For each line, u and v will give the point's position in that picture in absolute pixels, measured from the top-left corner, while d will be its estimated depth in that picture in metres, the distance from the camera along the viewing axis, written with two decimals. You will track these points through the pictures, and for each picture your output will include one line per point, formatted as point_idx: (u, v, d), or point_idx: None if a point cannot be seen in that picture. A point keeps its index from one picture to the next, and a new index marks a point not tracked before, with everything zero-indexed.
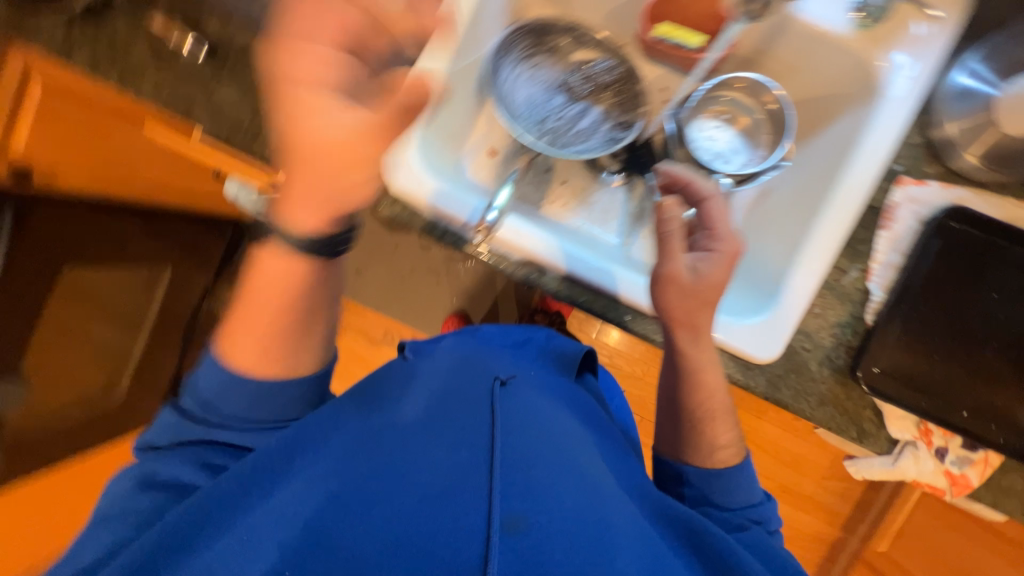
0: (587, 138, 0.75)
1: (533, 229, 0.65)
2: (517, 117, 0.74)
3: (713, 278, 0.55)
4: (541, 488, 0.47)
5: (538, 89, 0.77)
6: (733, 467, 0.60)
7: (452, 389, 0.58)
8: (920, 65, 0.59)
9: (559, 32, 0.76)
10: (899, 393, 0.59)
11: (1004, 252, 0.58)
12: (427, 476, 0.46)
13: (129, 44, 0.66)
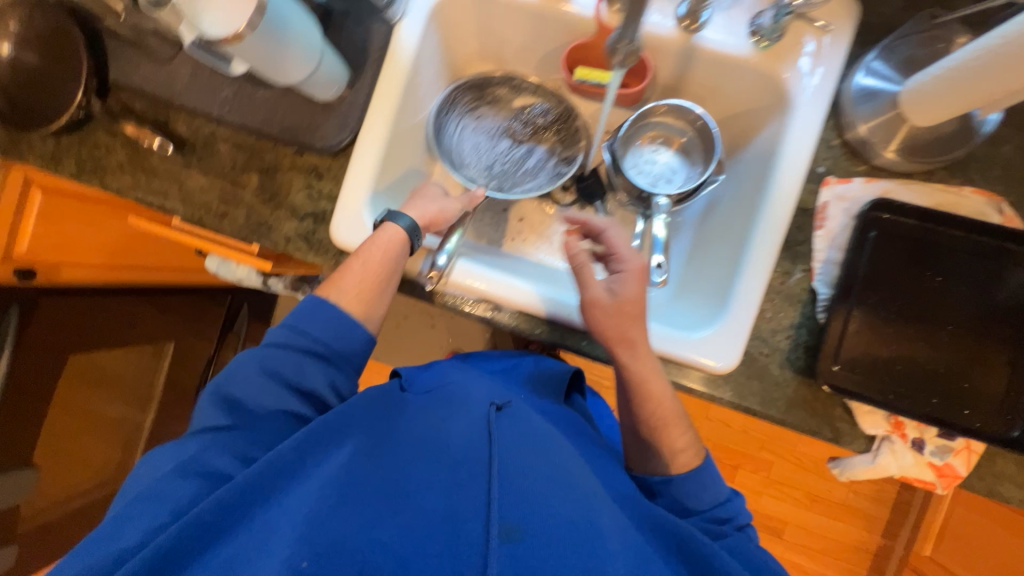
0: (534, 178, 0.78)
1: (487, 271, 0.68)
2: (464, 167, 0.78)
3: (629, 294, 0.60)
4: (537, 497, 0.50)
5: (484, 136, 0.80)
6: (697, 470, 0.61)
7: (456, 407, 0.62)
8: (823, 72, 0.63)
9: (497, 82, 0.80)
10: (864, 388, 0.59)
11: (939, 237, 0.60)
12: (427, 494, 0.49)
13: (110, 150, 0.73)
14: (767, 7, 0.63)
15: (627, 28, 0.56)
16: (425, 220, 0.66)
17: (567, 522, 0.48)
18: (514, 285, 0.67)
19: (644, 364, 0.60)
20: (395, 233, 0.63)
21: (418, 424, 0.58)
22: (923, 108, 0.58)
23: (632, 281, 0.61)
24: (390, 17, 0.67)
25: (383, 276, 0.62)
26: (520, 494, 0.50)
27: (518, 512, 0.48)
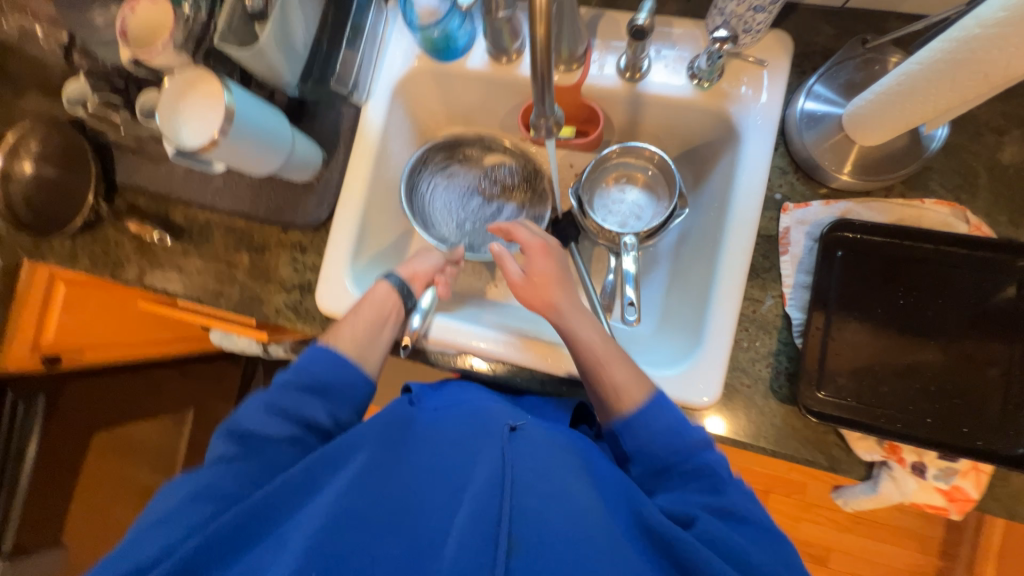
0: None
1: (462, 326, 0.70)
2: (437, 225, 0.81)
3: (534, 269, 0.66)
4: (552, 513, 0.42)
5: (457, 194, 0.83)
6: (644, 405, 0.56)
7: (463, 418, 0.54)
8: (767, 101, 0.65)
9: (470, 144, 0.84)
10: (852, 413, 0.57)
11: (908, 251, 0.59)
12: (431, 517, 0.44)
13: (119, 246, 0.80)
14: (702, 51, 0.66)
15: (546, 106, 0.51)
16: (411, 276, 0.71)
17: (584, 542, 0.40)
18: (503, 337, 0.69)
19: (578, 323, 0.62)
20: (384, 289, 0.67)
21: (426, 440, 0.52)
22: (866, 130, 0.58)
23: (536, 257, 0.67)
24: (356, 101, 0.72)
25: (379, 322, 0.66)
26: (534, 512, 0.42)
27: (527, 534, 0.41)
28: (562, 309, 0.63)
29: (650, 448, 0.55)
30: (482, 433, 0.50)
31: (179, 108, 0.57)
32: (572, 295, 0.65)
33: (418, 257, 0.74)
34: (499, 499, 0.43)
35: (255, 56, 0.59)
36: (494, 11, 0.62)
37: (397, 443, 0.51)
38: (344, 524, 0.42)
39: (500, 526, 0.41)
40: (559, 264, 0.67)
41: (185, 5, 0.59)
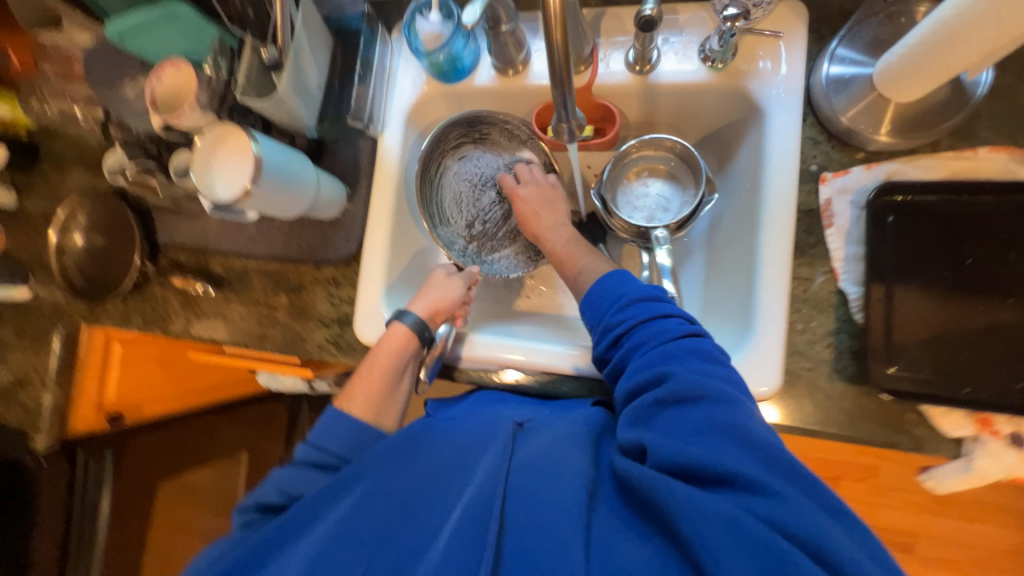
0: (508, 249, 0.81)
1: (492, 343, 0.69)
2: (447, 219, 0.78)
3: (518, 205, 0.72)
4: (537, 493, 0.47)
5: (468, 186, 0.80)
6: (598, 285, 0.61)
7: (477, 417, 0.60)
8: (787, 73, 0.62)
9: (490, 127, 0.75)
10: (930, 386, 0.54)
11: (968, 207, 0.55)
12: (433, 502, 0.49)
13: (166, 301, 0.84)
14: (712, 31, 0.64)
15: (565, 106, 0.50)
16: (432, 312, 0.68)
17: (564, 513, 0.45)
18: (539, 347, 0.68)
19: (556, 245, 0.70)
20: (400, 331, 0.67)
21: (441, 437, 0.58)
22: (901, 85, 0.55)
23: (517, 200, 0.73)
24: (373, 133, 0.74)
25: (395, 376, 0.66)
26: (522, 494, 0.47)
27: (516, 514, 0.46)
28: (543, 235, 0.71)
29: (605, 316, 0.59)
30: (490, 430, 0.56)
31: (211, 163, 0.59)
32: (555, 221, 0.71)
33: (438, 289, 0.70)
34: (493, 485, 0.49)
35: (275, 104, 0.61)
36: (498, 25, 0.63)
37: (412, 444, 0.57)
38: (359, 517, 0.49)
39: (491, 511, 0.46)
40: (546, 194, 0.72)
41: (208, 67, 0.63)
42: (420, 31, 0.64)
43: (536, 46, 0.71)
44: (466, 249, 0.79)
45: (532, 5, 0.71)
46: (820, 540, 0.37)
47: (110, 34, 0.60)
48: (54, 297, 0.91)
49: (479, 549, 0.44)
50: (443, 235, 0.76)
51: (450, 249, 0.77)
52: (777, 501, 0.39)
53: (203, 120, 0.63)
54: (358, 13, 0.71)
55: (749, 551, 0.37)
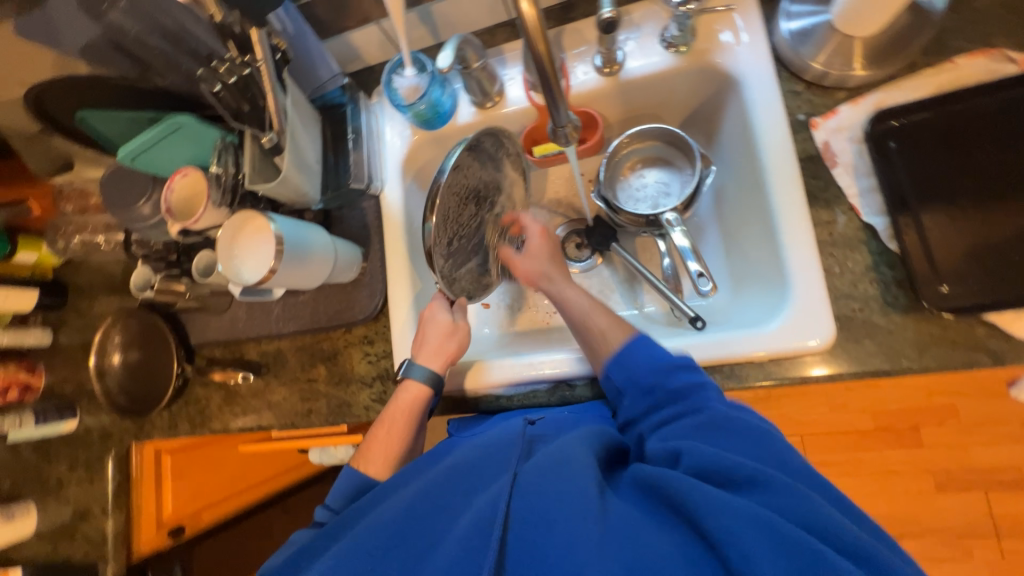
0: (469, 265, 0.68)
1: (512, 367, 0.69)
2: (438, 244, 0.59)
3: (532, 246, 0.74)
4: (551, 491, 0.44)
5: (456, 202, 0.61)
6: (625, 339, 0.60)
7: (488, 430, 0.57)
8: (750, 38, 0.65)
9: (490, 142, 0.65)
10: (989, 295, 0.52)
11: (965, 114, 0.56)
12: (442, 522, 0.46)
13: (208, 399, 0.85)
14: (667, 20, 0.68)
15: (557, 115, 0.53)
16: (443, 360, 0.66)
17: (578, 505, 0.42)
18: (560, 358, 0.67)
19: (572, 288, 0.69)
20: (414, 388, 0.65)
21: (451, 453, 0.54)
22: (861, 22, 0.57)
23: (535, 238, 0.74)
24: (374, 192, 0.77)
25: (414, 434, 0.64)
26: (533, 492, 0.44)
27: (525, 510, 0.43)
28: (556, 280, 0.70)
29: (639, 373, 0.56)
30: (501, 438, 0.53)
31: (235, 252, 0.62)
32: (563, 268, 0.72)
33: (439, 334, 0.67)
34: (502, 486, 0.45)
35: (282, 185, 0.64)
36: (469, 65, 0.67)
37: (433, 458, 0.55)
38: (363, 542, 0.46)
39: (497, 508, 0.44)
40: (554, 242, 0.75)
41: (215, 166, 0.66)
42: (399, 88, 0.69)
43: (508, 76, 0.75)
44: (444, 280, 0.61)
45: (495, 41, 0.76)
46: (847, 539, 0.37)
47: (122, 158, 0.64)
48: (100, 422, 0.92)
49: (488, 550, 0.41)
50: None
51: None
52: (800, 500, 0.39)
53: (219, 215, 0.66)
54: (338, 88, 0.74)
55: (782, 550, 0.35)
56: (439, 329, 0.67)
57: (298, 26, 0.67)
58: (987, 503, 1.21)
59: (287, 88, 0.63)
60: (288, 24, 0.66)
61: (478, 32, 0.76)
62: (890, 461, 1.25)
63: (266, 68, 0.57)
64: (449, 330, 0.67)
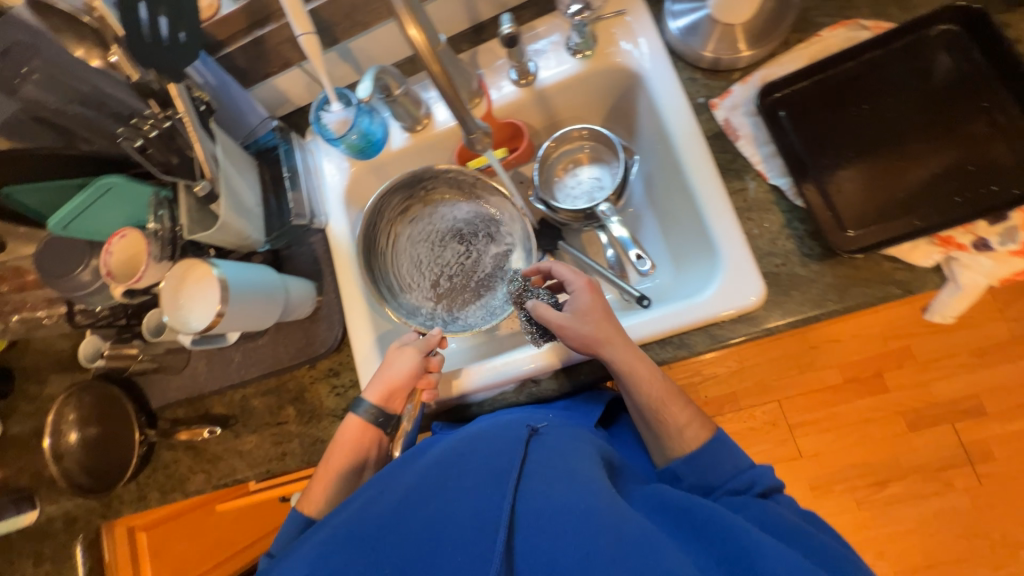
0: (482, 296, 0.79)
1: (473, 376, 0.70)
2: (411, 284, 0.80)
3: (582, 305, 0.62)
4: (559, 495, 0.45)
5: (427, 247, 0.82)
6: (706, 441, 0.58)
7: (488, 424, 0.56)
8: (645, 41, 0.71)
9: (432, 180, 0.78)
10: (886, 232, 0.58)
11: (835, 79, 0.63)
12: (440, 516, 0.45)
13: (177, 462, 0.82)
14: (569, 30, 0.73)
15: (466, 122, 0.57)
16: (389, 386, 0.65)
17: (589, 522, 0.42)
18: (517, 360, 0.69)
19: (629, 352, 0.60)
20: (356, 422, 0.65)
21: (446, 443, 0.55)
22: (733, 8, 0.64)
23: (586, 295, 0.63)
24: (319, 226, 0.79)
25: (357, 469, 0.65)
26: (539, 497, 0.45)
27: (529, 515, 0.44)
28: (612, 346, 0.60)
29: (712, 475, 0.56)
30: (503, 436, 0.53)
31: (180, 301, 0.62)
32: (623, 332, 0.61)
33: (393, 362, 0.66)
34: (506, 488, 0.46)
35: (222, 231, 0.65)
36: (392, 92, 0.70)
37: (430, 454, 0.53)
38: (357, 534, 0.45)
39: (503, 511, 0.44)
40: (606, 299, 0.63)
41: (150, 222, 0.66)
42: (329, 123, 0.72)
43: (432, 98, 0.78)
44: (435, 311, 0.79)
45: (416, 69, 0.80)
46: None
47: (53, 228, 0.64)
48: (64, 509, 0.87)
49: (493, 553, 0.42)
50: (407, 301, 0.78)
51: (416, 314, 0.77)
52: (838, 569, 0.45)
53: (161, 270, 0.66)
54: (269, 131, 0.77)
55: None
56: (391, 359, 0.66)
57: (220, 77, 0.69)
58: (955, 434, 1.27)
59: (214, 136, 0.65)
60: (208, 75, 0.67)
61: (399, 63, 0.80)
62: (861, 410, 1.31)
63: (189, 120, 0.59)
64: (397, 358, 0.66)
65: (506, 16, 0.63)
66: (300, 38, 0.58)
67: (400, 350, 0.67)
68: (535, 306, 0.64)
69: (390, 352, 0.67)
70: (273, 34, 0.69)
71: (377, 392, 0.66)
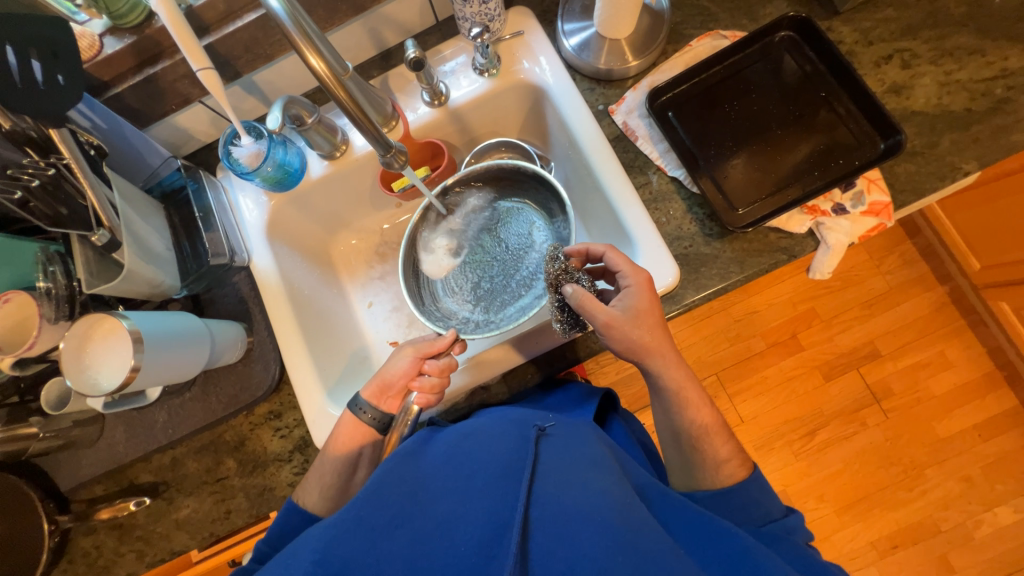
0: (518, 299, 0.76)
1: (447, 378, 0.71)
2: (455, 290, 0.80)
3: (640, 307, 0.60)
4: (573, 499, 0.46)
5: (478, 254, 0.81)
6: (745, 479, 0.63)
7: (496, 422, 0.57)
8: (545, 59, 0.77)
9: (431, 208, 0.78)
10: (767, 207, 0.68)
11: (707, 82, 0.73)
12: (454, 516, 0.46)
13: (100, 546, 0.73)
14: (473, 51, 0.77)
15: (378, 144, 0.57)
16: (384, 384, 0.66)
17: (605, 530, 0.43)
18: (495, 357, 0.70)
19: (673, 368, 0.63)
20: (349, 420, 0.65)
21: (452, 441, 0.55)
22: (615, 25, 0.71)
23: (641, 293, 0.61)
24: (241, 264, 0.75)
25: (349, 469, 0.64)
26: (553, 500, 0.46)
27: (543, 519, 0.45)
28: (651, 359, 0.62)
29: (751, 511, 0.61)
30: (511, 436, 0.53)
31: (86, 362, 0.57)
32: (669, 341, 0.63)
33: (391, 361, 0.67)
34: (518, 490, 0.47)
35: (128, 280, 0.61)
36: (303, 121, 0.69)
37: (440, 457, 0.53)
38: (365, 532, 0.45)
39: (516, 513, 0.45)
40: (658, 301, 0.62)
41: (41, 281, 0.61)
42: (240, 157, 0.70)
43: (346, 124, 0.79)
44: (471, 315, 0.78)
45: (327, 97, 0.81)
46: None
47: None
48: None
49: (508, 550, 0.42)
50: (447, 305, 0.79)
51: (451, 320, 0.77)
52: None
53: (59, 331, 0.61)
54: (173, 171, 0.73)
55: None
56: (393, 360, 0.67)
57: (110, 119, 0.65)
58: (861, 377, 1.45)
59: (111, 182, 0.61)
60: (96, 118, 0.63)
61: (309, 93, 0.81)
62: (785, 368, 1.46)
63: (78, 167, 0.56)
64: (397, 359, 0.66)
65: (409, 41, 0.65)
66: (198, 73, 0.55)
67: (404, 350, 0.67)
68: (575, 291, 0.60)
69: (395, 351, 0.67)
70: (166, 71, 0.66)
71: (370, 392, 0.66)
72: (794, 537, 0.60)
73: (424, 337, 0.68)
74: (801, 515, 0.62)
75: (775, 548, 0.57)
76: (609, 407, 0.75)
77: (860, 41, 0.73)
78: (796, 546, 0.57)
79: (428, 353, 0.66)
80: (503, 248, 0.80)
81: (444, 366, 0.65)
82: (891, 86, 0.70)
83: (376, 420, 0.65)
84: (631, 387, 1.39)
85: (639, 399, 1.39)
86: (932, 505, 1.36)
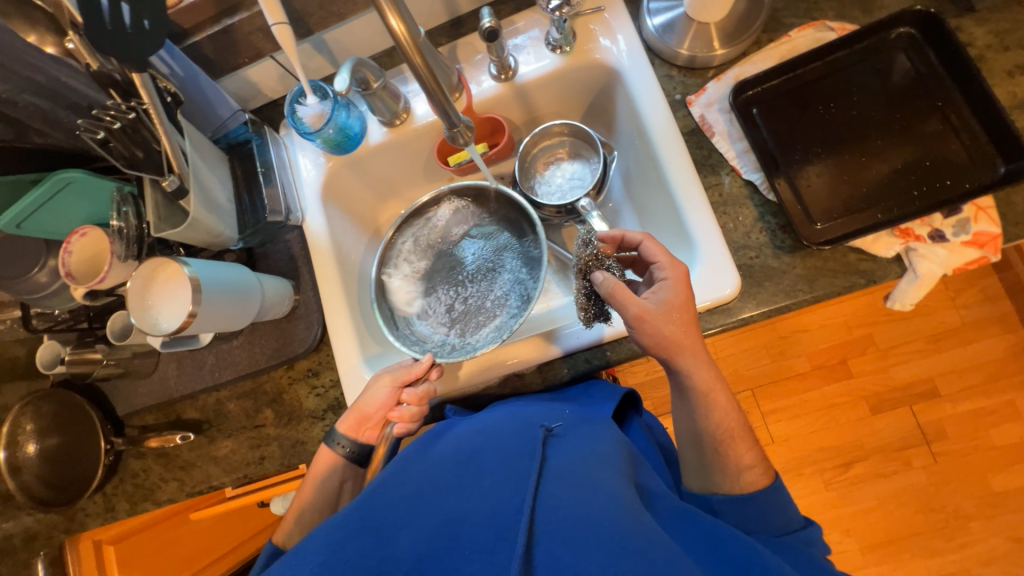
0: (492, 320, 0.72)
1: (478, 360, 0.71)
2: (428, 313, 0.74)
3: (674, 301, 0.57)
4: (580, 502, 0.45)
5: (448, 275, 0.77)
6: (764, 487, 0.58)
7: (504, 421, 0.57)
8: (623, 38, 0.72)
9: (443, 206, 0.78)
10: (852, 225, 0.61)
11: (802, 79, 0.66)
12: (461, 512, 0.45)
13: (146, 471, 0.79)
14: (548, 25, 0.73)
15: (449, 116, 0.55)
16: (361, 417, 0.65)
17: (614, 536, 0.41)
18: (532, 346, 0.68)
19: (704, 369, 0.59)
20: (327, 454, 0.66)
21: (461, 437, 0.56)
22: (708, 8, 0.65)
23: (677, 288, 0.58)
24: (295, 222, 0.77)
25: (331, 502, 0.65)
26: (560, 505, 0.45)
27: (549, 523, 0.44)
28: (697, 369, 0.59)
29: (770, 520, 0.57)
30: (520, 438, 0.53)
31: (150, 302, 0.60)
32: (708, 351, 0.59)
33: (365, 393, 0.65)
34: (524, 494, 0.46)
35: (192, 228, 0.63)
36: (369, 86, 0.68)
37: (447, 456, 0.53)
38: (369, 529, 0.45)
39: (521, 518, 0.44)
40: (693, 299, 0.59)
41: (114, 220, 0.64)
42: (305, 117, 0.70)
43: (410, 93, 0.78)
44: (446, 338, 0.72)
45: (394, 62, 0.79)
46: None
47: (5, 227, 0.60)
48: (24, 525, 0.82)
49: (514, 552, 0.41)
50: (421, 329, 0.73)
51: (426, 343, 0.71)
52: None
53: (127, 269, 0.65)
54: (240, 124, 0.75)
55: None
56: (367, 393, 0.65)
57: (187, 67, 0.66)
58: (913, 416, 1.34)
59: (182, 130, 0.63)
60: (174, 65, 0.65)
61: (377, 56, 0.80)
62: (829, 395, 1.38)
63: (155, 112, 0.57)
64: (370, 393, 0.65)
65: (486, 10, 0.63)
66: (273, 27, 0.55)
67: (377, 382, 0.65)
68: (606, 280, 0.58)
69: (369, 384, 0.66)
70: (243, 23, 0.67)
71: (348, 424, 0.66)
72: (810, 551, 0.56)
73: (397, 368, 0.66)
74: (820, 527, 0.59)
75: (787, 560, 0.53)
76: (628, 406, 0.72)
77: (993, 45, 0.63)
78: (814, 557, 0.54)
79: (404, 382, 0.65)
80: (474, 271, 0.76)
81: (421, 396, 0.64)
82: (1023, 101, 0.61)
83: (355, 451, 0.65)
84: (658, 391, 1.36)
85: (665, 404, 1.36)
86: (970, 561, 1.27)
